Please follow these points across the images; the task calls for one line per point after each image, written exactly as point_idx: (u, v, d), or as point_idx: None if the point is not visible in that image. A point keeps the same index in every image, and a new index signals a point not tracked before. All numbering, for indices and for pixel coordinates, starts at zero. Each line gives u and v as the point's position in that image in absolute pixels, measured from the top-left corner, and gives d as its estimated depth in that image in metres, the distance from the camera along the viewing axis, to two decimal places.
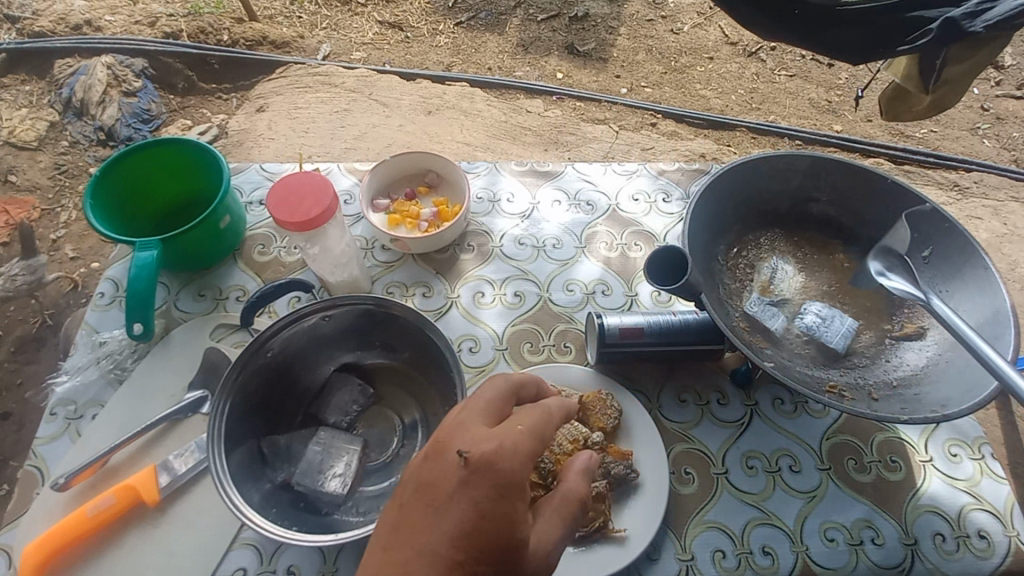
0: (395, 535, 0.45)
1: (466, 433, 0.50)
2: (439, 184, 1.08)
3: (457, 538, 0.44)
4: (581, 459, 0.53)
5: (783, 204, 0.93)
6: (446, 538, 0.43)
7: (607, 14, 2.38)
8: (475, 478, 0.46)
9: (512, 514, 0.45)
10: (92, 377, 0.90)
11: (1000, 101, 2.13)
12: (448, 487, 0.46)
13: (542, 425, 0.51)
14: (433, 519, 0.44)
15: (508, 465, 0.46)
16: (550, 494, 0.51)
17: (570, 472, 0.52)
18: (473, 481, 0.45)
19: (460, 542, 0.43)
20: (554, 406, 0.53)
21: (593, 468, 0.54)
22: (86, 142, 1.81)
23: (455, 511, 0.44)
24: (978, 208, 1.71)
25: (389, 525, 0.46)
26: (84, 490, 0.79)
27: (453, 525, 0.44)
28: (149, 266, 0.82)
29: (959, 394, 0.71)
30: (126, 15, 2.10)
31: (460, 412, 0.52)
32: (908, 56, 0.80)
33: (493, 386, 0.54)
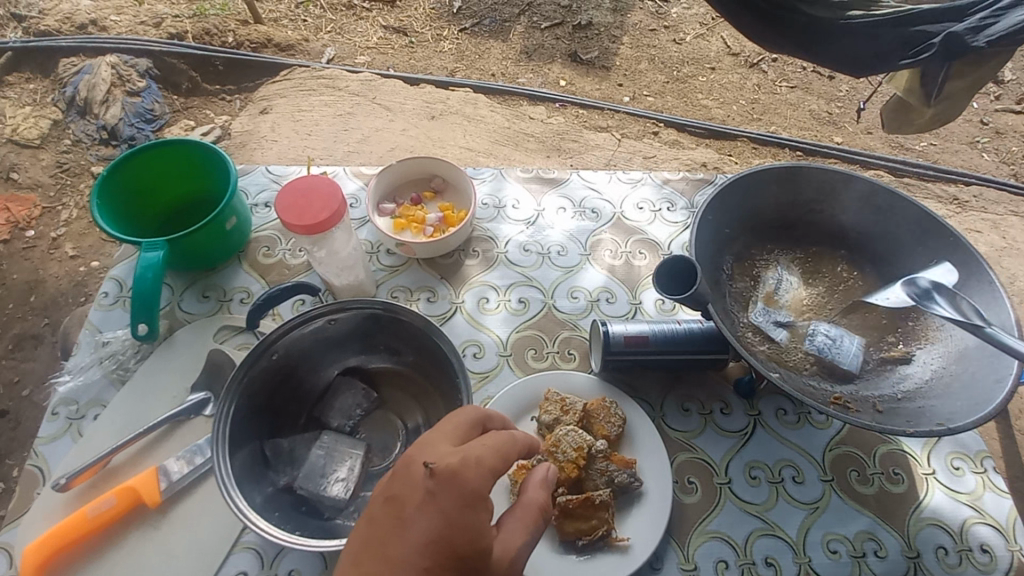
0: (365, 547, 0.46)
1: (434, 450, 0.52)
2: (445, 189, 1.08)
3: (425, 546, 0.45)
4: (541, 471, 0.55)
5: (787, 216, 0.93)
6: (414, 546, 0.45)
7: (611, 23, 2.40)
8: (441, 487, 0.47)
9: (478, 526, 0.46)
10: (95, 376, 0.90)
11: (999, 115, 2.15)
12: (415, 497, 0.47)
13: (507, 443, 0.52)
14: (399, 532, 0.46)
15: (470, 476, 0.48)
16: (513, 506, 0.53)
17: (530, 484, 0.54)
18: (441, 493, 0.47)
19: (427, 550, 0.45)
20: (520, 431, 0.54)
21: (553, 479, 0.55)
22: (89, 141, 1.81)
23: (422, 520, 0.46)
24: (977, 221, 1.74)
25: (359, 539, 0.47)
26: (86, 490, 0.78)
27: (420, 535, 0.45)
28: (155, 266, 0.82)
29: (965, 408, 0.71)
30: (131, 14, 2.10)
31: (428, 434, 0.55)
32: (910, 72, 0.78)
33: (460, 413, 0.57)
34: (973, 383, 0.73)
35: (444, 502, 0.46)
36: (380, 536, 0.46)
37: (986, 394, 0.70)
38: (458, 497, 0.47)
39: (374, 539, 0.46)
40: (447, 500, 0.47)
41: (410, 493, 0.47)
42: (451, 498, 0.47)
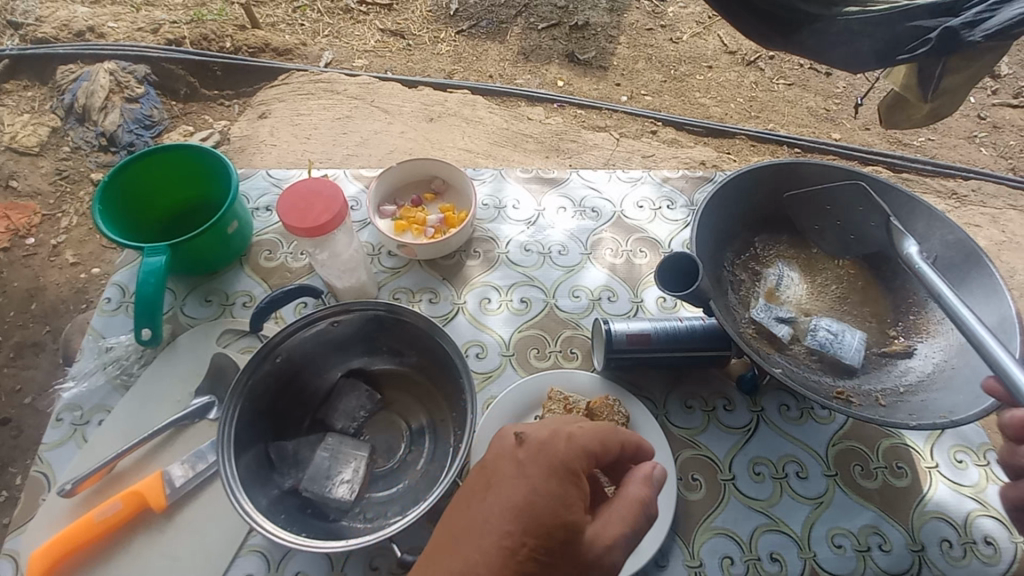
0: (461, 511, 0.50)
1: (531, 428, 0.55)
2: (445, 191, 1.09)
3: (511, 510, 0.47)
4: (645, 468, 0.54)
5: (788, 212, 0.94)
6: (500, 511, 0.47)
7: (607, 23, 2.41)
8: (529, 456, 0.50)
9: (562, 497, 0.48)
10: (99, 382, 0.90)
11: (996, 109, 2.16)
12: (506, 466, 0.50)
13: (604, 433, 0.54)
14: (488, 496, 0.49)
15: (560, 448, 0.50)
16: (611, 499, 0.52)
17: (631, 479, 0.53)
18: (528, 462, 0.50)
19: (513, 514, 0.47)
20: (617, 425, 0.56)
21: (659, 478, 0.54)
22: (88, 148, 1.81)
23: (510, 487, 0.48)
24: (976, 215, 1.74)
25: (457, 503, 0.52)
26: (92, 495, 0.79)
27: (507, 500, 0.48)
28: (158, 272, 0.82)
29: (967, 400, 0.71)
30: (129, 21, 2.11)
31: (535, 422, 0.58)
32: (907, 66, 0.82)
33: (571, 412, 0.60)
34: (976, 375, 0.73)
35: (533, 473, 0.49)
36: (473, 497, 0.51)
37: None
38: (543, 467, 0.49)
39: (468, 504, 0.50)
40: (534, 469, 0.49)
41: (500, 461, 0.51)
42: (538, 467, 0.49)
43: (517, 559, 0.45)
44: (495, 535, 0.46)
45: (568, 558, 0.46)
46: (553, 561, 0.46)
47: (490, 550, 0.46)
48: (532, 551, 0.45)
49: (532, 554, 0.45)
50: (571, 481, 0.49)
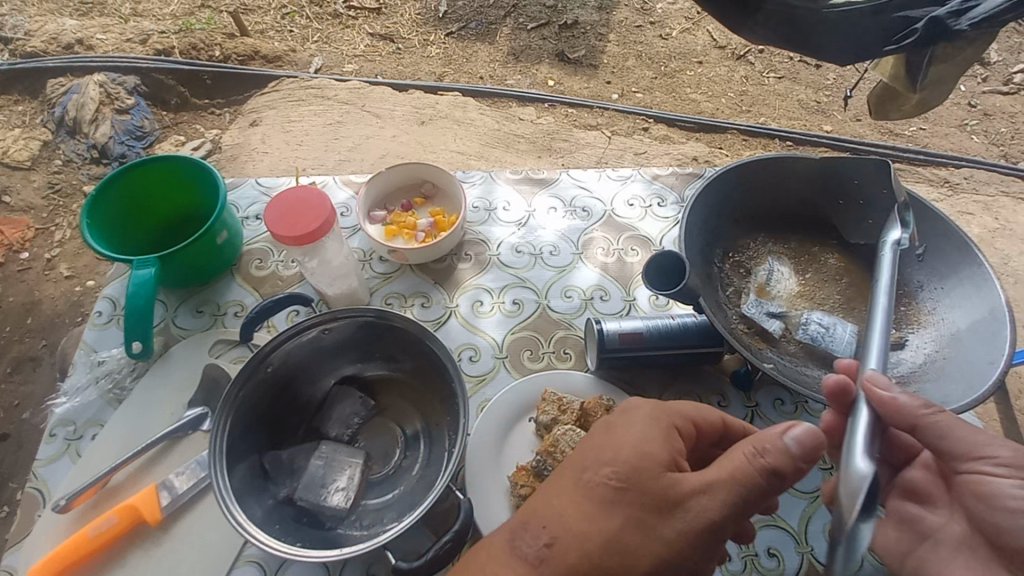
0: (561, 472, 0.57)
1: None
2: (435, 195, 1.09)
3: (596, 452, 0.54)
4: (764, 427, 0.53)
5: (777, 207, 0.94)
6: (586, 454, 0.54)
7: (597, 21, 2.41)
8: (613, 414, 0.58)
9: (636, 435, 0.53)
10: (92, 397, 0.90)
11: (986, 97, 2.16)
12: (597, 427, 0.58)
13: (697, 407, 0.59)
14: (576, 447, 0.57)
15: (643, 406, 0.57)
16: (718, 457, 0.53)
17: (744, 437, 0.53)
18: (613, 418, 0.57)
19: (598, 455, 0.53)
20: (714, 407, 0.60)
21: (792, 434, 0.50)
22: (80, 160, 1.81)
23: (597, 436, 0.55)
24: (969, 203, 1.75)
25: None
26: (86, 510, 0.78)
27: (593, 445, 0.55)
28: (148, 283, 0.82)
29: (959, 392, 0.71)
30: (117, 32, 2.10)
31: None
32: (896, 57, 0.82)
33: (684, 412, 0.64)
34: (968, 366, 0.73)
35: (615, 422, 0.56)
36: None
37: (978, 377, 0.71)
38: (622, 417, 0.56)
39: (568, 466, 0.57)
40: (617, 421, 0.56)
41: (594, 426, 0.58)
42: (622, 419, 0.56)
43: (593, 485, 0.51)
44: (574, 468, 0.54)
45: (643, 485, 0.50)
46: (628, 489, 0.50)
47: (567, 481, 0.53)
48: (603, 478, 0.51)
49: (606, 482, 0.51)
50: (657, 430, 0.54)
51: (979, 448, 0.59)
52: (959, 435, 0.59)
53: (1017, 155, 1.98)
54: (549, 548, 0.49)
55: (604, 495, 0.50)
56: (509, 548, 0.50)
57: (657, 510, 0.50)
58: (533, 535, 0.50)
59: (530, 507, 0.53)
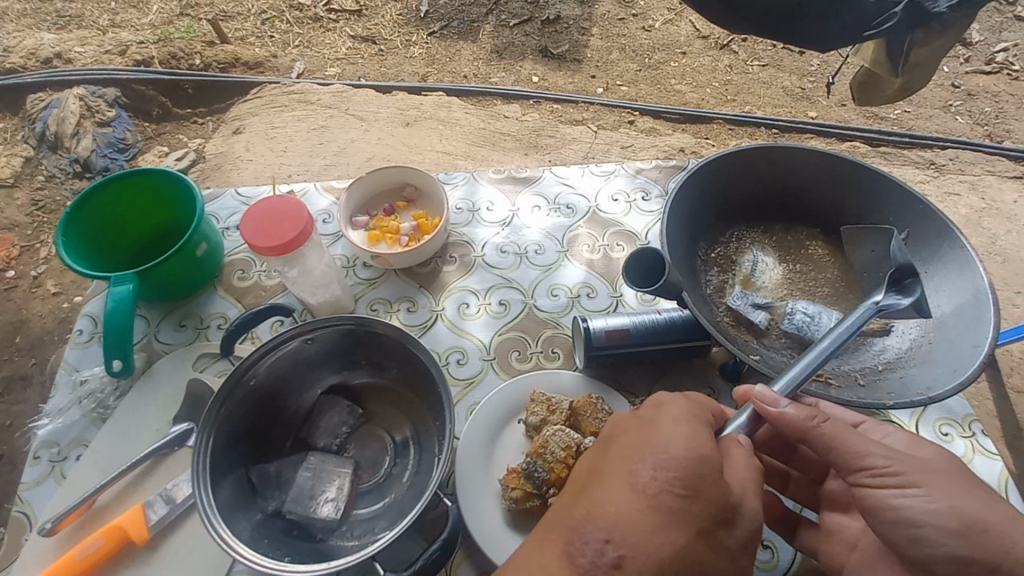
0: (587, 476, 0.53)
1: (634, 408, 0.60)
2: (417, 198, 1.08)
3: (647, 456, 0.50)
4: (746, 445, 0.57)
5: (759, 198, 0.93)
6: (636, 459, 0.50)
7: (579, 15, 2.40)
8: (647, 413, 0.55)
9: (693, 440, 0.50)
10: (75, 417, 0.89)
11: (970, 77, 2.16)
12: (629, 426, 0.55)
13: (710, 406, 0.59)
14: (619, 447, 0.53)
15: (676, 404, 0.55)
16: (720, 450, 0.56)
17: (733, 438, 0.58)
18: (652, 416, 0.54)
19: (651, 461, 0.49)
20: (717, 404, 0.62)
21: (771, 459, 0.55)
22: (63, 175, 1.78)
23: (643, 439, 0.52)
24: (955, 184, 1.75)
25: (580, 474, 0.55)
26: (73, 532, 0.77)
27: (641, 449, 0.51)
28: (127, 300, 0.81)
29: (945, 376, 0.71)
30: (95, 44, 2.07)
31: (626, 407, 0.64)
32: (877, 41, 0.85)
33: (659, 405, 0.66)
34: (953, 350, 0.73)
35: (656, 422, 0.53)
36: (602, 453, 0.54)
37: (964, 361, 0.70)
38: (670, 419, 0.53)
39: (593, 470, 0.53)
40: (658, 420, 0.53)
41: (628, 422, 0.55)
42: (663, 418, 0.53)
43: (656, 491, 0.47)
44: (627, 473, 0.49)
45: (706, 493, 0.48)
46: (692, 496, 0.48)
47: (622, 486, 0.48)
48: (668, 484, 0.48)
49: (669, 487, 0.48)
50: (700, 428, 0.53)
51: (863, 461, 0.56)
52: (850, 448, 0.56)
53: (1001, 134, 1.98)
54: (622, 562, 0.44)
55: (672, 504, 0.47)
56: (569, 560, 0.45)
57: (716, 518, 0.48)
58: (593, 545, 0.45)
59: (586, 511, 0.47)
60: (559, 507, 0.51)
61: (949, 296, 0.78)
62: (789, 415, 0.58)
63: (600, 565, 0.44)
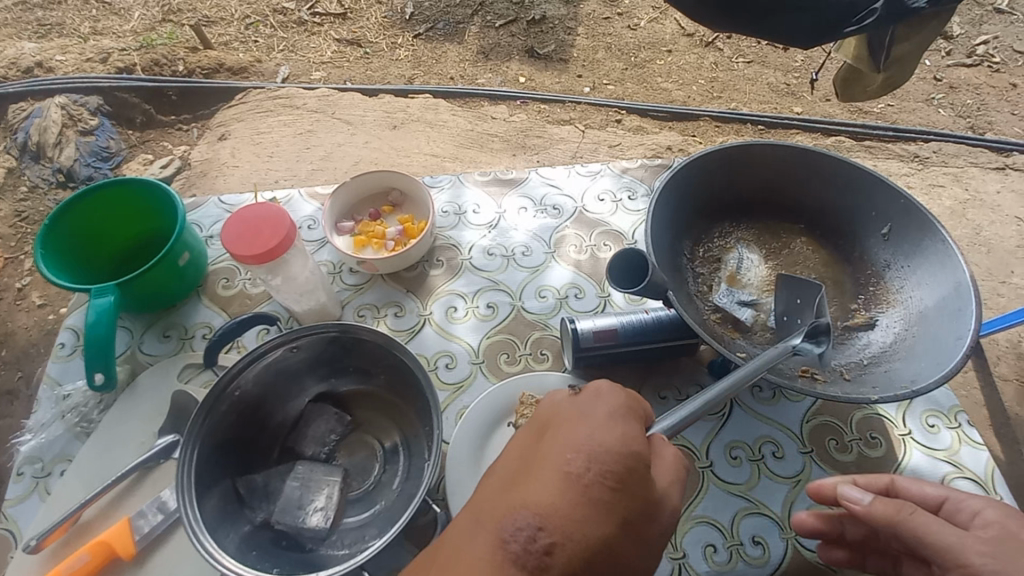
0: (514, 465, 0.47)
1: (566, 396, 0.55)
2: (403, 202, 1.07)
3: (579, 446, 0.45)
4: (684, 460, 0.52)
5: (743, 196, 0.94)
6: (567, 446, 0.45)
7: (564, 15, 2.40)
8: (584, 400, 0.50)
9: (629, 431, 0.46)
10: (58, 432, 0.87)
11: (951, 70, 2.19)
12: (563, 413, 0.49)
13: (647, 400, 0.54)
14: (550, 437, 0.47)
15: (616, 393, 0.50)
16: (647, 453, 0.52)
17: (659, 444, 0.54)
18: (588, 403, 0.49)
19: (583, 450, 0.44)
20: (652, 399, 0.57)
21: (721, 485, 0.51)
22: (46, 186, 1.76)
23: (576, 427, 0.46)
24: (939, 176, 1.77)
25: (506, 462, 0.49)
26: (57, 549, 0.76)
27: (574, 438, 0.45)
28: (109, 312, 0.80)
29: (929, 367, 0.71)
30: (77, 52, 2.05)
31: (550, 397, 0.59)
32: (857, 38, 0.86)
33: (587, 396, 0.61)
34: (936, 342, 0.73)
35: (592, 409, 0.48)
36: (530, 443, 0.49)
37: (948, 352, 0.71)
38: (607, 408, 0.48)
39: (521, 459, 0.48)
40: (595, 408, 0.48)
41: (564, 407, 0.50)
42: (599, 406, 0.48)
43: (587, 482, 0.43)
44: (557, 463, 0.44)
45: (637, 484, 0.44)
46: (622, 491, 0.43)
47: (551, 476, 0.43)
48: (600, 476, 0.43)
49: (599, 479, 0.43)
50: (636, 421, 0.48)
51: (959, 552, 0.54)
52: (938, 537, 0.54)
53: (983, 126, 2.01)
54: (551, 556, 0.40)
55: (603, 498, 0.42)
56: (492, 553, 0.40)
57: (646, 509, 0.44)
58: (518, 538, 0.40)
59: (514, 501, 0.43)
60: (486, 497, 0.45)
61: (931, 290, 0.79)
62: (875, 510, 0.58)
63: (526, 559, 0.40)
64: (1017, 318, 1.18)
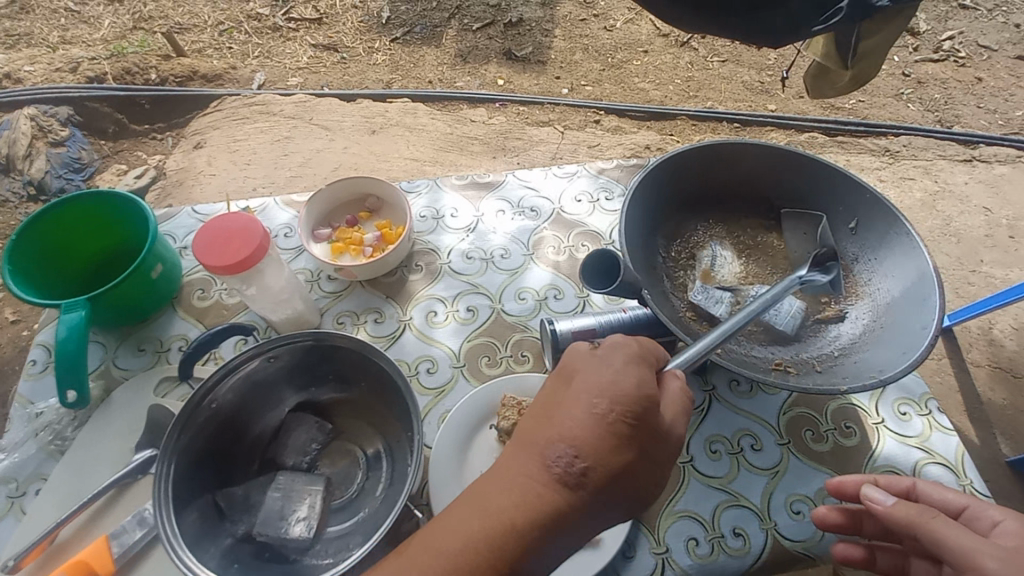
0: (540, 410, 0.52)
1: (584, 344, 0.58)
2: (380, 208, 1.07)
3: (599, 393, 0.49)
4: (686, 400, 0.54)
5: (715, 193, 0.95)
6: (589, 393, 0.50)
7: (541, 17, 2.41)
8: (606, 351, 0.53)
9: (642, 377, 0.50)
10: (31, 451, 0.86)
11: (919, 66, 2.24)
12: (584, 362, 0.53)
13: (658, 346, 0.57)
14: (575, 381, 0.52)
15: (630, 344, 0.53)
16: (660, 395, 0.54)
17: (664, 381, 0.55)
18: (607, 354, 0.53)
19: (603, 395, 0.49)
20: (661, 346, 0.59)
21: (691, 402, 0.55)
22: (17, 199, 1.70)
23: (597, 373, 0.51)
24: (910, 169, 1.82)
25: (533, 407, 0.54)
26: (33, 570, 0.74)
27: (594, 384, 0.50)
28: (80, 327, 0.78)
29: (896, 357, 0.73)
30: (46, 62, 2.01)
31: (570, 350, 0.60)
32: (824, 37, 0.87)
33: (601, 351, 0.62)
34: (902, 332, 0.75)
35: (609, 359, 0.52)
36: (557, 385, 0.53)
37: (913, 342, 0.73)
38: (625, 356, 0.52)
39: (548, 404, 0.52)
40: (612, 358, 0.52)
41: (582, 358, 0.53)
42: (617, 356, 0.52)
43: (609, 421, 0.48)
44: (586, 405, 0.49)
45: (652, 415, 0.50)
46: (639, 427, 0.48)
47: (582, 415, 0.48)
48: (620, 414, 0.48)
49: (621, 417, 0.48)
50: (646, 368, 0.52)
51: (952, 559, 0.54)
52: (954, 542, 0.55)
53: (951, 120, 2.06)
54: (587, 478, 0.46)
55: (623, 433, 0.48)
56: (540, 478, 0.47)
57: (659, 436, 0.50)
58: (559, 465, 0.47)
59: (551, 437, 0.48)
60: (520, 436, 0.51)
61: (900, 277, 0.81)
62: (895, 512, 0.60)
63: (567, 481, 0.46)
64: (986, 305, 1.21)
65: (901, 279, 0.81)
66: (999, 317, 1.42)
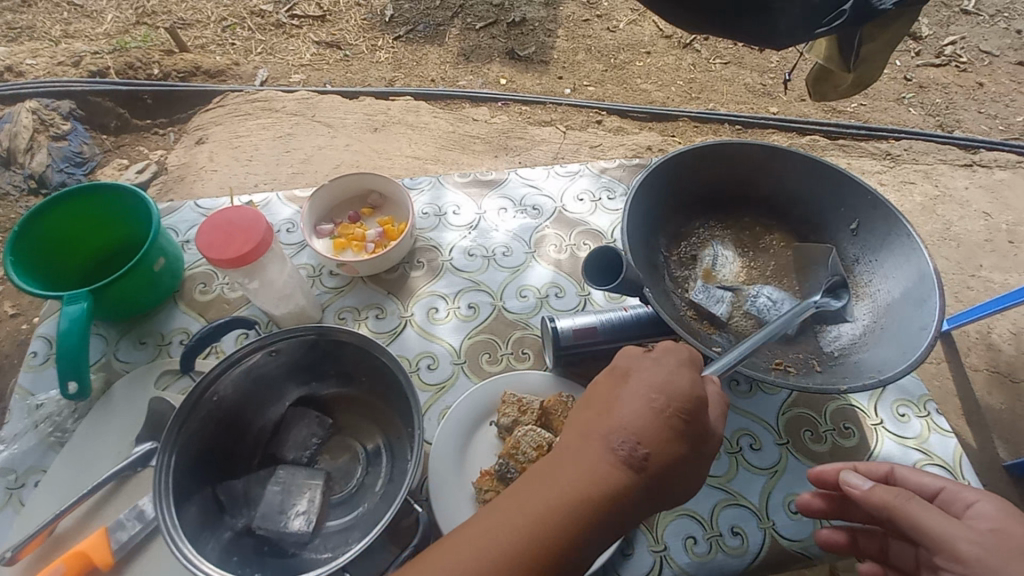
0: (596, 404, 0.55)
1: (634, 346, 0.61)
2: (382, 204, 1.07)
3: (655, 390, 0.52)
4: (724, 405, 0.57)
5: (717, 193, 0.96)
6: (646, 389, 0.53)
7: (544, 17, 2.42)
8: (660, 352, 0.56)
9: (695, 378, 0.53)
10: (31, 443, 0.86)
11: (920, 70, 2.25)
12: (639, 363, 0.56)
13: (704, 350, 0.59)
14: (632, 378, 0.55)
15: (683, 348, 0.56)
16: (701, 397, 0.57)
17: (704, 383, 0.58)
18: (662, 355, 0.55)
19: (659, 392, 0.52)
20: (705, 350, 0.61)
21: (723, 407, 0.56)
22: (17, 192, 1.70)
23: (653, 373, 0.54)
24: (910, 173, 1.82)
25: (586, 402, 0.57)
26: (32, 563, 0.75)
27: (650, 382, 0.53)
28: (82, 319, 0.78)
29: (896, 356, 0.73)
30: (48, 56, 2.01)
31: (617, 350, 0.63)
32: (826, 39, 0.86)
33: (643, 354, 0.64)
34: (903, 331, 0.76)
35: (663, 360, 0.55)
36: (608, 382, 0.56)
37: (912, 342, 0.73)
38: (678, 359, 0.55)
39: (602, 399, 0.55)
40: (668, 359, 0.55)
41: (634, 359, 0.57)
42: (671, 358, 0.55)
43: (665, 416, 0.51)
44: (644, 400, 0.52)
45: (703, 414, 0.52)
46: (691, 424, 0.51)
47: (640, 411, 0.51)
48: (676, 411, 0.51)
49: (677, 414, 0.51)
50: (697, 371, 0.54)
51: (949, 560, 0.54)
52: (931, 526, 0.56)
53: (952, 124, 2.06)
54: (649, 463, 0.49)
55: (677, 429, 0.50)
56: (597, 467, 0.50)
57: (707, 436, 0.53)
58: (622, 452, 0.50)
59: (609, 429, 0.51)
60: (577, 427, 0.54)
61: (902, 277, 0.81)
62: (871, 495, 0.60)
63: (630, 464, 0.50)
64: (985, 309, 1.21)
65: (902, 278, 0.81)
66: (997, 322, 1.43)
